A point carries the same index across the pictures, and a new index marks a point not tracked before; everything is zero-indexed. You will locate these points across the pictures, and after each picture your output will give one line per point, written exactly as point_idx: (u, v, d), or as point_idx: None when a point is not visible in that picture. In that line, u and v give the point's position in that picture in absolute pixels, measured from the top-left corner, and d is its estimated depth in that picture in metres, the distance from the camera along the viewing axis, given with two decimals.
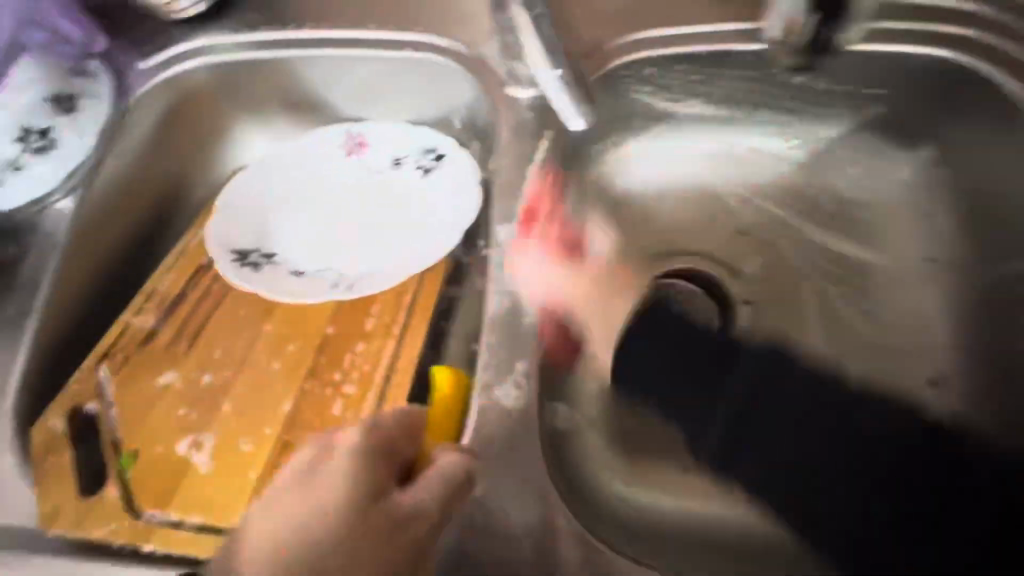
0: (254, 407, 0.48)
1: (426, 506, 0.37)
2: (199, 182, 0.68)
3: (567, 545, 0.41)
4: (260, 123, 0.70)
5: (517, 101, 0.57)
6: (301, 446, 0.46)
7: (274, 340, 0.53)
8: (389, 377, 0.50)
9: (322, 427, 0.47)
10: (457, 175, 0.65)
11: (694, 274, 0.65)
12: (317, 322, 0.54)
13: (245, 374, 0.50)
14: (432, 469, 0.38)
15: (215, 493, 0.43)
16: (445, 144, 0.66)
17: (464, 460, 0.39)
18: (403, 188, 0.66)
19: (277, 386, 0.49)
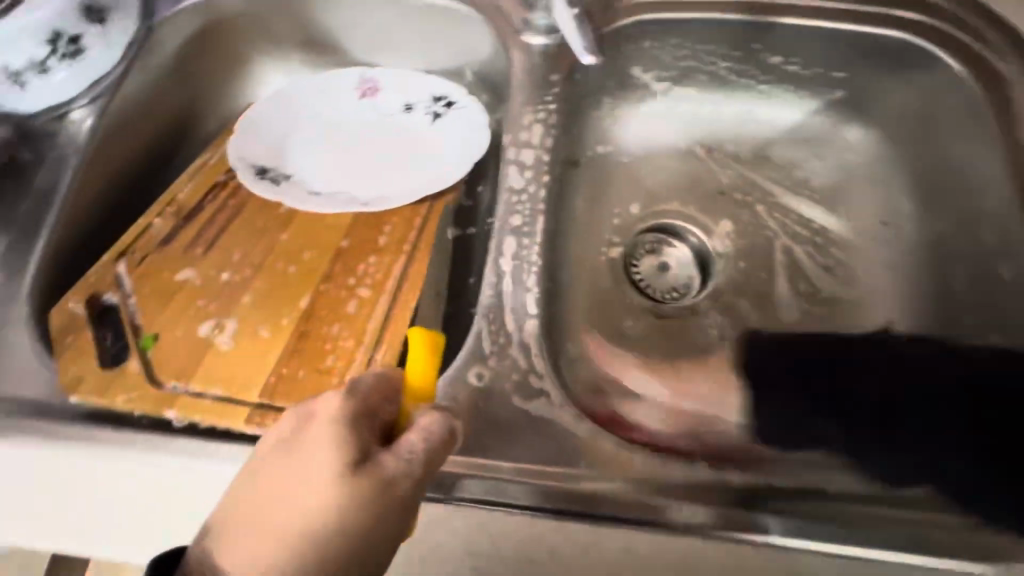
0: (271, 303, 0.51)
1: (414, 461, 0.37)
2: (217, 111, 0.72)
3: (563, 435, 0.46)
4: (279, 61, 0.74)
5: (532, 47, 0.62)
6: (317, 336, 0.49)
7: (289, 250, 0.56)
8: (400, 285, 0.54)
9: (336, 323, 0.50)
10: (466, 120, 0.69)
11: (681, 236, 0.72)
12: (333, 235, 0.57)
13: (262, 276, 0.53)
14: (415, 427, 0.38)
15: (235, 371, 0.46)
16: (455, 92, 0.71)
17: (447, 417, 0.39)
18: (414, 129, 0.70)
19: (292, 288, 0.52)
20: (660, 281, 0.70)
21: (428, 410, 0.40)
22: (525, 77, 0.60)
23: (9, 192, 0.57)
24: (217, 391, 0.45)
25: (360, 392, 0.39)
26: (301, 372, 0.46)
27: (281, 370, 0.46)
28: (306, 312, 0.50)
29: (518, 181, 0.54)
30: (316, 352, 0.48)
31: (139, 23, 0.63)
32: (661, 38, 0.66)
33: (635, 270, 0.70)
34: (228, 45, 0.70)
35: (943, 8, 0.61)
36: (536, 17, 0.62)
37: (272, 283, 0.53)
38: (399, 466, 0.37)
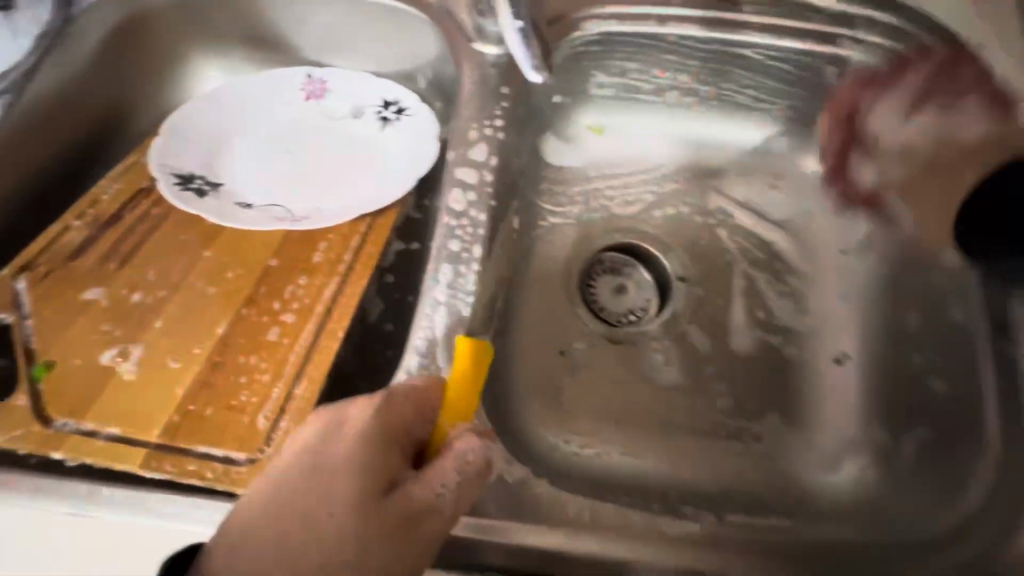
0: (183, 330, 0.47)
1: (443, 493, 0.36)
2: (148, 108, 0.66)
3: None
4: (220, 56, 0.69)
5: (483, 57, 0.58)
6: (231, 369, 0.45)
7: (212, 270, 0.52)
8: (330, 310, 0.50)
9: (255, 352, 0.46)
10: (416, 129, 0.65)
11: (639, 255, 0.70)
12: (261, 254, 0.53)
13: (178, 299, 0.49)
14: (447, 456, 0.37)
15: (135, 407, 0.42)
16: (407, 98, 0.67)
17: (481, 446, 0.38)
18: (362, 136, 0.66)
19: (209, 312, 0.48)
20: (615, 302, 0.68)
21: (465, 432, 0.39)
22: (473, 89, 0.56)
23: None
24: (112, 429, 0.41)
25: (396, 406, 0.39)
26: (208, 409, 0.42)
27: (187, 405, 0.42)
28: (224, 339, 0.47)
29: (458, 203, 0.51)
30: (229, 385, 0.44)
31: (55, 13, 0.58)
32: (621, 45, 0.63)
33: (591, 290, 0.68)
34: (160, 39, 0.65)
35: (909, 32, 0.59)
36: (490, 25, 0.58)
37: (187, 307, 0.48)
38: (427, 497, 0.36)
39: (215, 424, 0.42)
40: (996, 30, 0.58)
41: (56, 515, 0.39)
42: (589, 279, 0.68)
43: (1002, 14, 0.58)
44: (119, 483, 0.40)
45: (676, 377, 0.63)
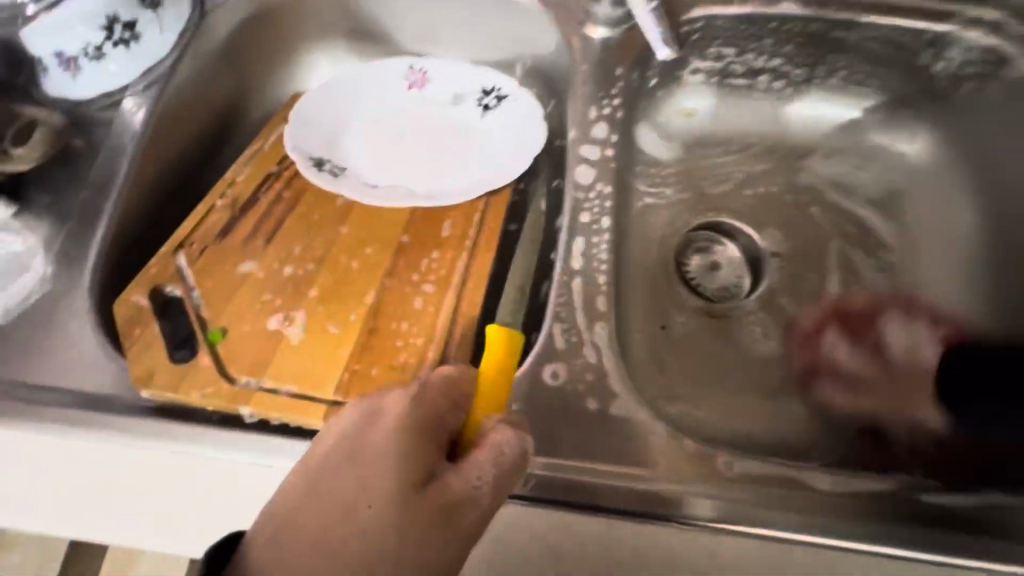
0: (336, 300, 0.50)
1: (484, 484, 0.34)
2: (264, 99, 0.70)
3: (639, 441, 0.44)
4: (329, 49, 0.72)
5: (593, 39, 0.60)
6: (387, 333, 0.48)
7: (352, 244, 0.55)
8: (464, 281, 0.53)
9: (405, 319, 0.49)
10: (519, 113, 0.68)
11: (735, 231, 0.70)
12: (393, 230, 0.56)
13: (327, 272, 0.52)
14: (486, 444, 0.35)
15: (307, 367, 0.45)
16: (507, 84, 0.69)
17: (519, 437, 0.36)
18: (466, 121, 0.69)
19: (356, 283, 0.52)
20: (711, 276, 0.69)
21: (498, 424, 0.37)
22: (586, 70, 0.59)
23: (63, 181, 0.56)
24: (290, 387, 0.44)
25: (431, 393, 0.36)
26: (374, 369, 0.46)
27: (354, 366, 0.46)
28: (374, 308, 0.50)
29: (584, 177, 0.53)
30: (388, 347, 0.47)
31: (192, 10, 0.61)
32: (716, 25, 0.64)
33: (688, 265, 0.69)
34: (277, 34, 0.69)
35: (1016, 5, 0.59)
36: (601, 9, 0.60)
37: (336, 279, 0.52)
38: (466, 490, 0.33)
39: (381, 384, 0.45)
40: None
41: (248, 465, 0.42)
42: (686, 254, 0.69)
43: None
44: (303, 436, 0.43)
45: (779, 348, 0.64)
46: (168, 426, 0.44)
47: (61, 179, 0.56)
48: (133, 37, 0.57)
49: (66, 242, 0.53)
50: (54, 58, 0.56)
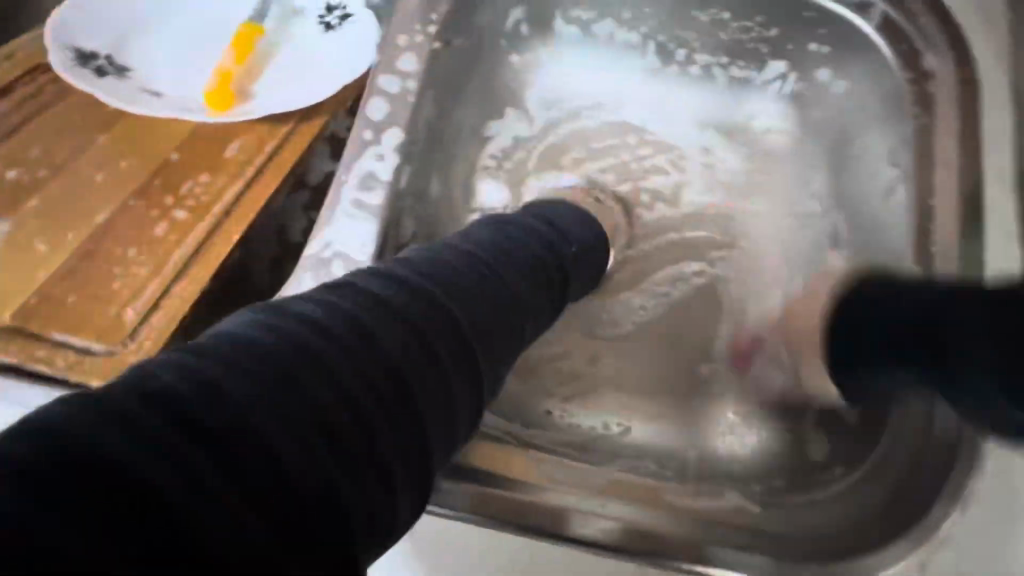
0: (70, 207, 0.44)
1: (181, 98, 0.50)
2: None
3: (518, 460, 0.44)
4: None
5: None
6: (111, 257, 0.42)
7: (102, 152, 0.48)
8: (229, 210, 0.47)
9: (129, 249, 0.43)
10: (357, 33, 0.60)
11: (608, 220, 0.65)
12: (157, 146, 0.49)
13: (71, 175, 0.46)
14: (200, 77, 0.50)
15: (11, 276, 0.40)
16: (350, 3, 0.62)
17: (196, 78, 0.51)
18: (298, 34, 0.60)
19: (92, 192, 0.45)
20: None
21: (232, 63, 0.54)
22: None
23: None
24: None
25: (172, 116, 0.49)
26: (72, 296, 0.40)
27: (49, 287, 0.40)
28: (102, 231, 0.43)
29: (378, 111, 0.47)
30: (102, 273, 0.41)
31: None
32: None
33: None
34: None
35: None
36: None
37: (62, 190, 0.45)
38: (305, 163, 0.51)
39: (77, 312, 0.39)
40: None
41: None
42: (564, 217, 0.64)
43: None
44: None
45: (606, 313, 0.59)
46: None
47: None
48: None
49: None
50: None
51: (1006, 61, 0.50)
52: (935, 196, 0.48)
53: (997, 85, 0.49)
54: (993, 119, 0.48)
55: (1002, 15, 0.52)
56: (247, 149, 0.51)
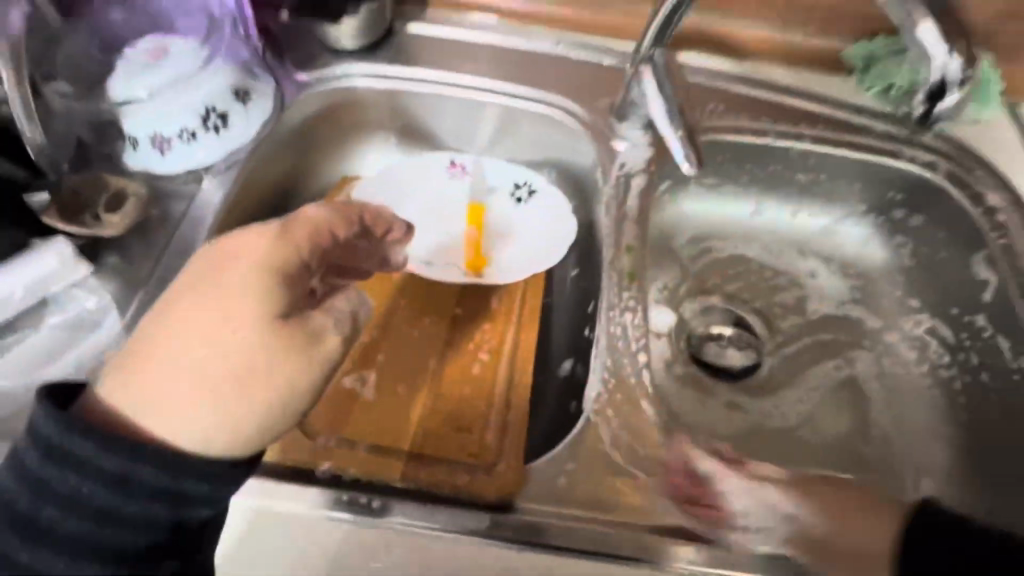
0: (168, 316, 0.42)
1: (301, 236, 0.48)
2: (317, 180, 0.78)
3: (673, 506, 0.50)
4: (378, 142, 0.82)
5: (617, 152, 0.72)
6: (261, 372, 0.41)
7: (213, 264, 0.44)
8: (515, 351, 0.59)
9: (288, 360, 0.41)
10: (548, 204, 0.76)
11: (754, 327, 0.80)
12: (250, 250, 0.44)
13: (183, 287, 0.43)
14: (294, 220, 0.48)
15: (175, 395, 0.40)
16: (536, 181, 0.78)
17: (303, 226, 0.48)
18: (501, 208, 0.77)
19: (206, 303, 0.42)
20: (734, 355, 0.77)
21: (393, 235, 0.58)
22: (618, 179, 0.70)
23: (138, 247, 0.60)
24: (136, 405, 0.40)
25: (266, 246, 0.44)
26: (443, 430, 0.50)
27: (423, 426, 0.50)
28: (438, 378, 0.54)
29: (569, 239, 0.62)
30: (266, 377, 0.40)
31: (274, 104, 0.70)
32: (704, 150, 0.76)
33: (724, 337, 0.79)
34: (340, 124, 0.78)
35: (950, 148, 0.74)
36: (625, 127, 0.73)
37: (392, 347, 0.57)
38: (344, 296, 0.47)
39: (452, 443, 0.50)
40: (1010, 153, 0.74)
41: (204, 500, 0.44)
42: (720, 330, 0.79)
43: (1011, 139, 0.75)
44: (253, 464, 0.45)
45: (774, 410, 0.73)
46: (73, 438, 0.38)
47: (136, 244, 0.60)
48: (224, 124, 0.65)
49: (142, 304, 0.56)
50: (148, 141, 0.63)
51: None
52: None
53: None
54: None
55: None
56: (505, 302, 0.64)
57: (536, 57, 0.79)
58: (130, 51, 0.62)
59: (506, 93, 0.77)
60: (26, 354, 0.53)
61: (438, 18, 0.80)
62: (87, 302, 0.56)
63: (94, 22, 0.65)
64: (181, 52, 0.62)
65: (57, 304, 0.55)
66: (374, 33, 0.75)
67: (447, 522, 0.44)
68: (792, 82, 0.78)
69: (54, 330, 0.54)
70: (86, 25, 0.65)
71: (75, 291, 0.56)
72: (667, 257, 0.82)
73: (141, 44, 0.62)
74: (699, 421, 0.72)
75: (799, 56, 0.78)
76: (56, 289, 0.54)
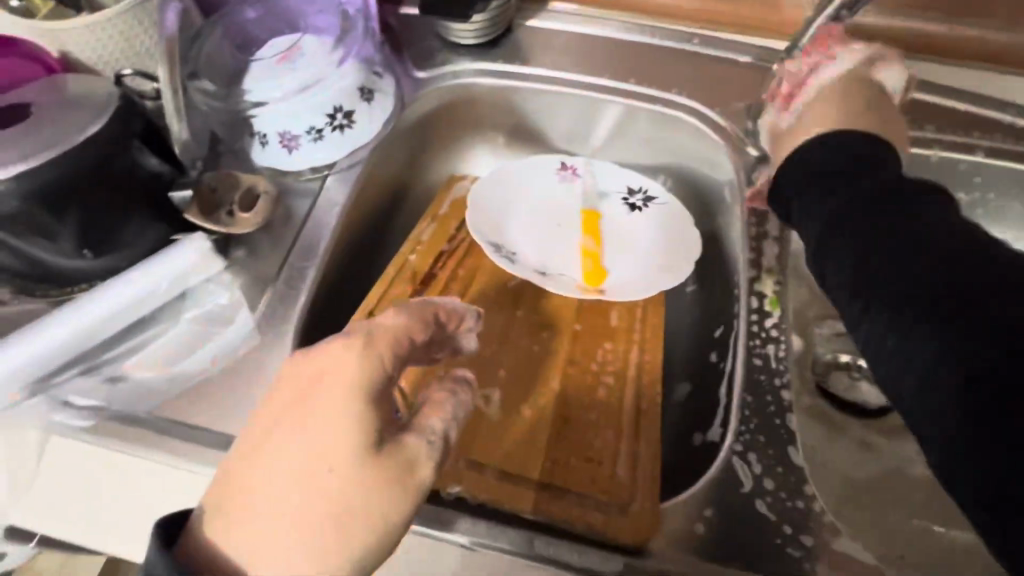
0: (243, 502, 0.37)
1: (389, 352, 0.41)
2: (426, 180, 0.77)
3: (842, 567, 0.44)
4: (487, 142, 0.80)
5: (752, 161, 0.66)
6: (351, 512, 0.37)
7: (297, 394, 0.39)
8: (640, 375, 0.55)
9: (380, 492, 0.37)
10: (666, 214, 0.71)
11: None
12: (337, 371, 0.39)
13: (258, 458, 0.38)
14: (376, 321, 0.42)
15: (273, 552, 0.36)
16: (653, 187, 0.73)
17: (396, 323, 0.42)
18: (615, 216, 0.72)
19: (291, 469, 0.37)
20: (870, 391, 0.69)
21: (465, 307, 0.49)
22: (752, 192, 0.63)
23: (266, 244, 0.61)
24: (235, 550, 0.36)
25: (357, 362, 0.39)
26: (571, 458, 0.48)
27: (551, 453, 0.47)
28: (561, 400, 0.52)
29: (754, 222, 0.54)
30: (360, 515, 0.37)
31: (394, 102, 0.69)
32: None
33: (856, 370, 0.71)
34: (453, 123, 0.77)
35: None
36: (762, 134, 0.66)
37: (513, 363, 0.54)
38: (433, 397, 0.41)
39: (581, 475, 0.47)
40: None
41: None
42: (852, 360, 0.72)
43: None
44: None
45: (910, 457, 0.66)
46: None
47: (263, 241, 0.61)
48: (348, 123, 0.64)
49: (269, 303, 0.57)
50: (275, 138, 0.63)
51: None
52: None
53: None
54: None
55: None
56: (624, 320, 0.61)
57: (660, 55, 0.74)
58: (264, 52, 0.63)
59: (627, 93, 0.72)
60: (166, 346, 0.54)
61: (555, 13, 0.76)
62: (219, 296, 0.57)
63: (232, 20, 0.67)
64: (312, 51, 0.63)
65: (192, 298, 0.56)
66: (494, 30, 0.73)
67: (578, 558, 0.42)
68: (959, 84, 0.68)
69: (190, 323, 0.56)
70: (225, 22, 0.66)
71: (208, 286, 0.56)
72: (792, 279, 0.75)
73: (275, 45, 0.64)
74: (826, 460, 0.66)
75: (971, 54, 0.68)
76: (194, 283, 0.55)
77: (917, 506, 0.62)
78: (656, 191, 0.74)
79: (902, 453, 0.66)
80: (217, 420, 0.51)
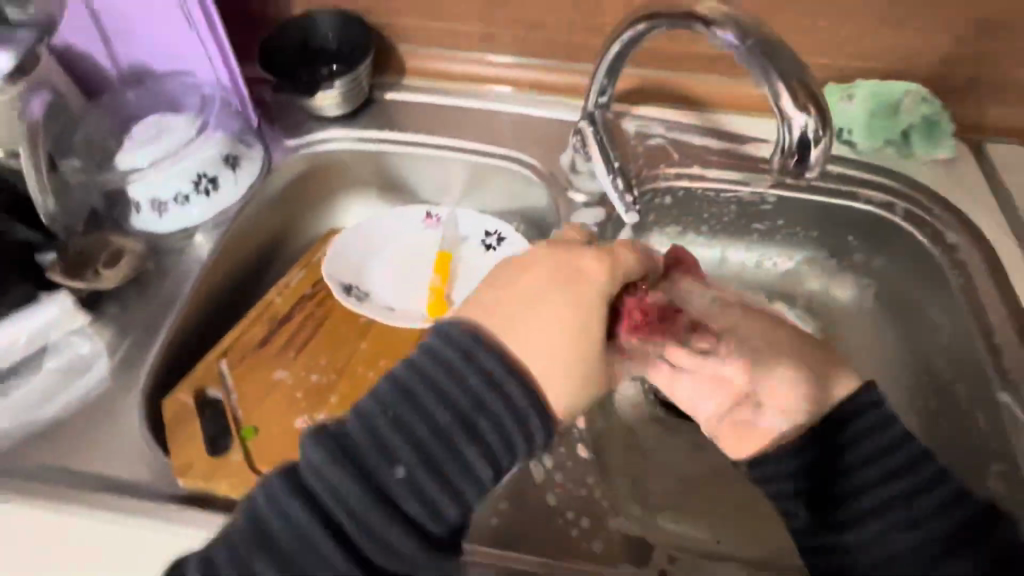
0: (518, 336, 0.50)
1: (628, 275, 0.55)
2: (303, 233, 0.86)
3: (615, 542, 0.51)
4: (361, 197, 0.89)
5: (574, 202, 0.76)
6: (567, 329, 0.51)
7: (508, 295, 0.53)
8: None
9: (581, 312, 0.52)
10: (514, 253, 0.79)
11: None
12: (593, 272, 0.53)
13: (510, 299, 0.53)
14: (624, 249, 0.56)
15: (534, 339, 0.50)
16: (504, 228, 0.82)
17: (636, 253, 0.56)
18: (469, 257, 0.81)
19: (550, 338, 0.50)
20: None
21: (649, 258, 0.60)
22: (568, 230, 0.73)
23: (133, 297, 0.67)
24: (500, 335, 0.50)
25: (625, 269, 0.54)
26: None
27: None
28: None
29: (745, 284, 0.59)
30: (588, 325, 0.51)
31: (261, 168, 0.78)
32: (657, 199, 0.80)
33: None
34: (325, 182, 0.86)
35: (909, 187, 0.74)
36: (583, 181, 0.77)
37: (349, 388, 0.61)
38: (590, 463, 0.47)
39: None
40: (966, 192, 0.73)
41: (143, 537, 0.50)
42: None
43: (967, 179, 0.75)
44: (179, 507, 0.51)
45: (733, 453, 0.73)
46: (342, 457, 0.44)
47: (130, 294, 0.67)
48: (213, 187, 0.73)
49: (128, 350, 0.63)
50: (148, 204, 0.71)
51: (1006, 248, 0.69)
52: (996, 336, 0.64)
53: (1009, 266, 0.67)
54: (1014, 289, 0.66)
55: (985, 211, 0.72)
56: None
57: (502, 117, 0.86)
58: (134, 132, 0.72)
59: (472, 151, 0.83)
60: (25, 393, 0.60)
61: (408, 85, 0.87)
62: (81, 346, 0.63)
63: (111, 104, 0.75)
64: (178, 128, 0.73)
65: (55, 349, 0.62)
66: (354, 99, 0.82)
67: None
68: (744, 130, 0.80)
69: (50, 371, 0.61)
70: (105, 106, 0.75)
71: (69, 337, 0.63)
72: None
73: (143, 124, 0.73)
74: (660, 462, 0.73)
75: (753, 105, 0.81)
76: (56, 336, 0.62)
77: (739, 506, 0.69)
78: (504, 227, 0.83)
79: (727, 451, 0.73)
80: (64, 459, 0.55)
